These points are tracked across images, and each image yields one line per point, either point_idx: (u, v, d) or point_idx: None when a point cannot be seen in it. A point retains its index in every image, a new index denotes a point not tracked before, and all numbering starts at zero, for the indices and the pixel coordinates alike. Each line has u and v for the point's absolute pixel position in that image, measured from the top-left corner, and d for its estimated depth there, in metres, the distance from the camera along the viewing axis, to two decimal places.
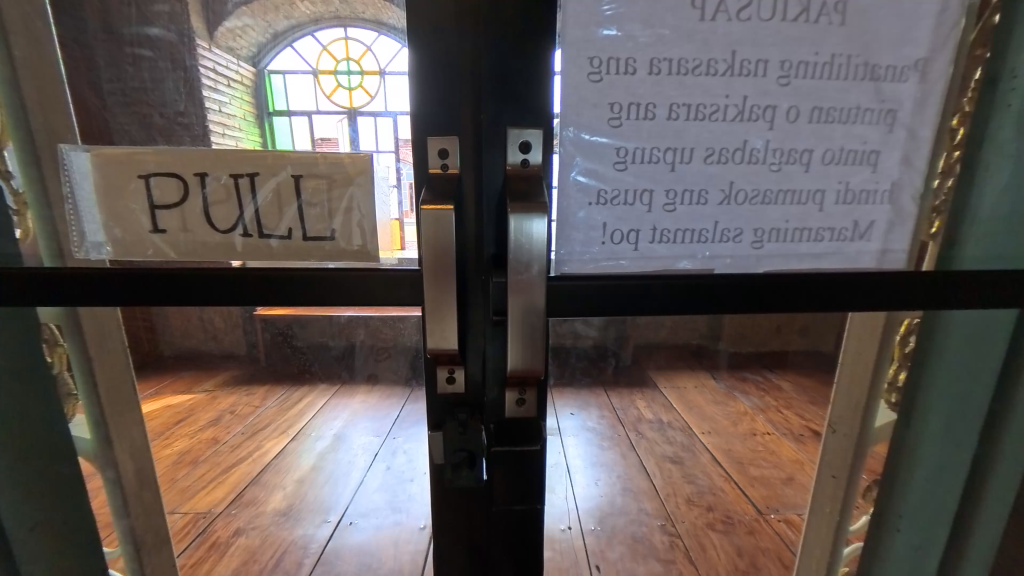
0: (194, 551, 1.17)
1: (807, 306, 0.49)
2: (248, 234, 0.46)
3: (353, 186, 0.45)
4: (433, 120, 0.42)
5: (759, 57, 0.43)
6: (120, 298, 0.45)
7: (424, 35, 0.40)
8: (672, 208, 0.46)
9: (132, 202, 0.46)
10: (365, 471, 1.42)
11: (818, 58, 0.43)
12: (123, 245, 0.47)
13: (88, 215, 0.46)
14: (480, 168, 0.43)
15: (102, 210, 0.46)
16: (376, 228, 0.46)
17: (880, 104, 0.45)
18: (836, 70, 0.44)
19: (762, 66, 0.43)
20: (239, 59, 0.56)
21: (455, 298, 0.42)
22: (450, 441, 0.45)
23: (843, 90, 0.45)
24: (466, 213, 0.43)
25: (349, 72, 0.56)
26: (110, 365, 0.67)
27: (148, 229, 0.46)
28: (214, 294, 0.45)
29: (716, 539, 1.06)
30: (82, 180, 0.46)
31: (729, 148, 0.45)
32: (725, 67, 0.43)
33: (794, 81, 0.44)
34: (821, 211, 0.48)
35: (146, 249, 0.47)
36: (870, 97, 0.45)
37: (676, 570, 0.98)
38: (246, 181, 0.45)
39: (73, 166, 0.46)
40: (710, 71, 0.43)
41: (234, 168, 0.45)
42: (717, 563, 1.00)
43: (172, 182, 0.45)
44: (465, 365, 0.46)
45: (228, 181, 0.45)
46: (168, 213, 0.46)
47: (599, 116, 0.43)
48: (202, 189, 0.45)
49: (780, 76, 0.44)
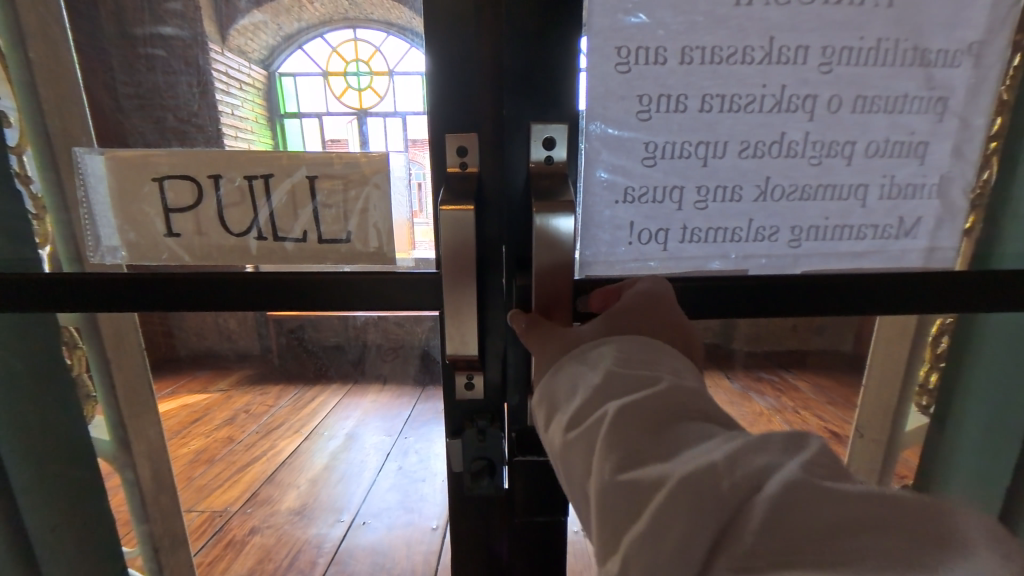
0: (210, 550, 1.23)
1: (851, 309, 0.46)
2: (263, 236, 0.46)
3: (369, 186, 0.45)
4: (451, 118, 0.41)
5: (798, 44, 0.41)
6: (130, 303, 0.45)
7: (444, 27, 0.39)
8: (703, 205, 0.45)
9: (146, 204, 0.46)
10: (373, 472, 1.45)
11: (862, 43, 0.41)
12: (137, 249, 0.47)
13: (103, 219, 0.46)
14: (501, 165, 0.42)
15: (117, 213, 0.46)
16: (390, 228, 0.45)
17: (929, 91, 0.43)
18: (882, 56, 0.42)
19: (801, 53, 0.41)
20: (250, 63, 0.56)
21: (475, 299, 0.41)
22: (469, 448, 0.45)
23: (889, 77, 0.42)
24: (487, 212, 0.42)
25: (359, 73, 0.55)
26: (128, 369, 0.65)
27: (162, 232, 0.46)
28: (227, 298, 0.45)
29: None
30: (97, 184, 0.46)
31: (765, 141, 0.43)
32: (762, 55, 0.41)
33: (836, 68, 0.42)
34: (863, 207, 0.46)
35: (160, 253, 0.47)
36: (919, 84, 0.43)
37: None
38: (261, 183, 0.45)
39: (88, 169, 0.47)
40: (745, 60, 0.41)
41: (247, 169, 0.44)
42: None
43: (186, 184, 0.45)
44: (484, 370, 0.44)
45: (242, 183, 0.45)
46: (182, 215, 0.46)
47: (626, 109, 0.42)
48: (217, 191, 0.45)
49: (821, 63, 0.42)
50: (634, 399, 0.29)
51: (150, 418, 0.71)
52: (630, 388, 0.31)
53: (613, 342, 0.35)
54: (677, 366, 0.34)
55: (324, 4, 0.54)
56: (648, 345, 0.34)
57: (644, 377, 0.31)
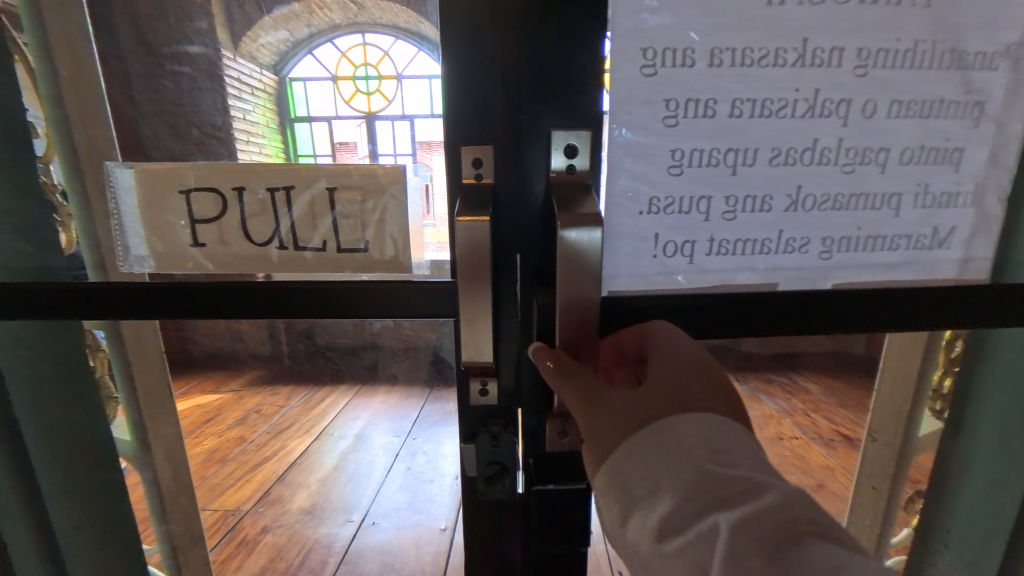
0: (224, 548, 1.24)
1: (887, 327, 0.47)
2: (284, 246, 0.47)
3: (386, 197, 0.45)
4: (467, 130, 0.42)
5: (832, 46, 0.41)
6: (149, 311, 0.47)
7: (462, 41, 0.40)
8: (731, 216, 0.45)
9: (173, 215, 0.47)
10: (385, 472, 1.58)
11: (898, 45, 0.41)
12: (163, 258, 0.48)
13: (132, 229, 0.48)
14: (516, 178, 0.42)
15: (144, 224, 0.48)
16: (406, 237, 0.46)
17: (965, 95, 0.43)
18: (918, 58, 0.42)
19: (835, 55, 0.41)
20: (261, 68, 0.65)
21: (489, 308, 0.42)
22: (482, 452, 0.46)
23: (923, 80, 0.42)
24: (502, 220, 0.42)
25: (366, 77, 0.60)
26: (145, 367, 0.67)
27: (188, 242, 0.47)
28: (248, 307, 0.46)
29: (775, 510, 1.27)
30: (126, 195, 0.48)
31: (796, 149, 0.44)
32: (795, 57, 0.41)
33: (872, 70, 0.42)
34: (896, 217, 0.46)
35: (186, 261, 0.48)
36: (955, 88, 0.43)
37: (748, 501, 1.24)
38: (282, 195, 0.46)
39: (116, 181, 0.48)
40: (777, 61, 0.41)
41: (269, 181, 0.45)
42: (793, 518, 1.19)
43: (211, 196, 0.46)
44: (498, 376, 0.45)
45: (265, 196, 0.46)
46: (207, 226, 0.47)
47: (652, 114, 0.42)
48: (240, 203, 0.46)
49: (856, 66, 0.42)
50: (746, 518, 0.29)
51: (169, 418, 0.72)
52: (736, 500, 0.31)
53: (692, 418, 0.35)
54: (758, 453, 0.35)
55: (334, 12, 0.61)
56: (728, 429, 0.35)
57: (743, 484, 0.32)
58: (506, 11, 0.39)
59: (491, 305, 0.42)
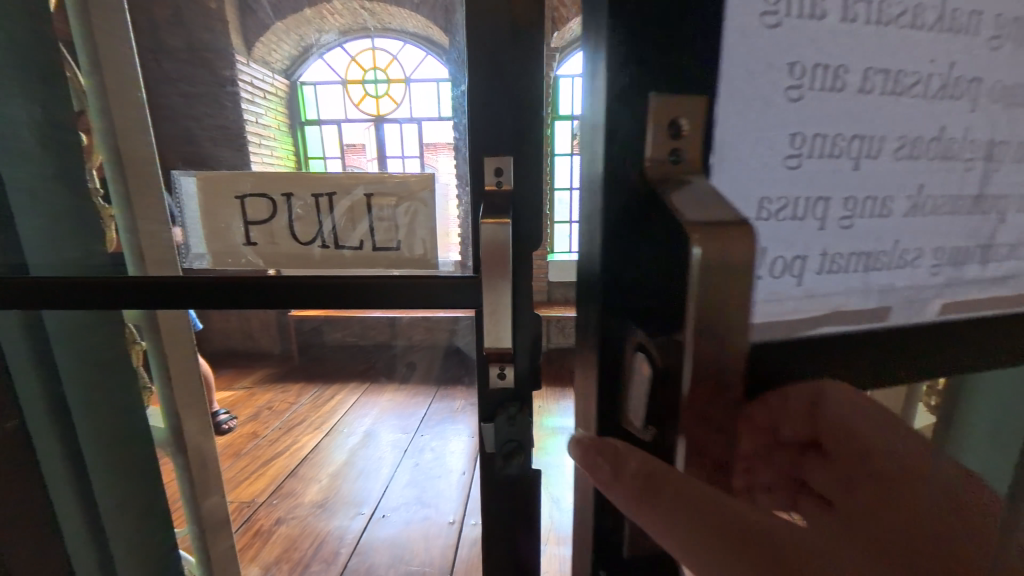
0: (241, 537, 1.30)
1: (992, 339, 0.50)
2: (325, 246, 0.50)
3: (417, 201, 0.49)
4: (489, 140, 0.44)
5: (973, 13, 0.41)
6: (181, 302, 0.50)
7: (484, 54, 0.43)
8: (850, 222, 0.41)
9: (228, 218, 0.51)
10: (392, 469, 1.62)
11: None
12: (216, 256, 0.52)
13: (194, 231, 0.52)
14: (535, 186, 0.45)
15: (204, 226, 0.52)
16: (434, 238, 0.50)
17: None
18: None
19: (974, 23, 0.41)
20: (276, 75, 0.99)
21: (509, 302, 0.45)
22: (500, 431, 0.49)
23: None
24: (526, 222, 0.45)
25: (373, 78, 0.94)
26: (180, 359, 0.71)
27: (240, 242, 0.51)
28: (286, 301, 0.49)
29: None
30: (190, 202, 0.52)
31: (923, 139, 0.42)
32: (933, 22, 0.40)
33: (1003, 44, 0.42)
34: (1002, 221, 0.47)
35: (239, 259, 0.52)
36: None
37: None
38: (325, 200, 0.50)
39: (183, 190, 0.52)
40: (917, 24, 0.39)
41: (315, 188, 0.49)
42: None
43: (263, 202, 0.50)
44: (515, 362, 0.48)
45: (310, 201, 0.50)
46: (259, 228, 0.51)
47: (778, 83, 0.36)
48: (289, 208, 0.50)
49: (990, 38, 0.42)
50: None
51: (197, 408, 0.76)
52: None
53: None
54: None
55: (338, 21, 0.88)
56: None
57: None
58: (525, 31, 0.42)
59: (512, 299, 0.45)
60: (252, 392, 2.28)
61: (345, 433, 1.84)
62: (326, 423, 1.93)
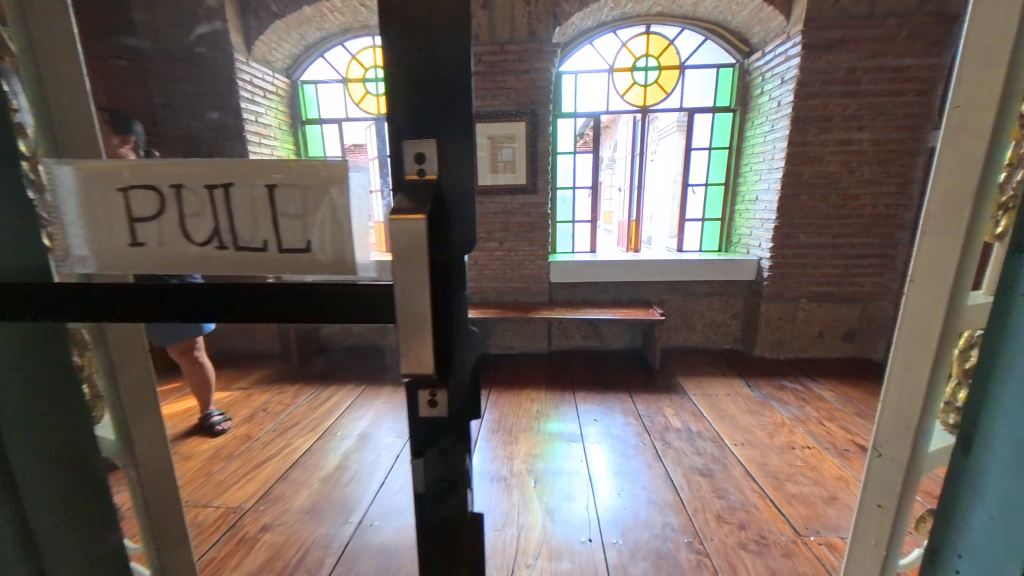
0: (224, 545, 1.27)
1: None
2: (223, 245, 0.46)
3: (330, 195, 0.43)
4: (408, 126, 0.40)
5: None
6: (104, 314, 0.46)
7: (394, 26, 0.39)
8: None
9: (114, 215, 0.47)
10: (385, 474, 1.60)
11: None
12: (104, 262, 0.49)
13: (74, 231, 0.48)
14: (462, 174, 0.41)
15: (85, 226, 0.48)
16: (354, 239, 0.44)
17: None
18: None
19: None
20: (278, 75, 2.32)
21: (431, 307, 0.40)
22: (431, 460, 0.45)
23: None
24: (448, 216, 0.41)
25: None
26: (128, 360, 0.67)
27: (127, 243, 0.47)
28: (188, 308, 0.44)
29: (790, 511, 1.35)
30: (69, 197, 0.48)
31: None
32: None
33: None
34: None
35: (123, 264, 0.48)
36: None
37: (756, 507, 1.37)
38: (221, 192, 0.45)
39: (59, 181, 0.49)
40: None
41: (208, 179, 0.45)
42: (790, 514, 1.34)
43: (151, 195, 0.46)
44: (447, 387, 0.43)
45: (203, 193, 0.45)
46: (146, 225, 0.46)
47: None
48: (178, 201, 0.45)
49: None
50: None
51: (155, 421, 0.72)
52: None
53: None
54: None
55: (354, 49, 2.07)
56: None
57: None
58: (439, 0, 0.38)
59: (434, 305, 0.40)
60: (249, 395, 2.27)
61: (343, 439, 1.84)
62: (322, 428, 1.93)
